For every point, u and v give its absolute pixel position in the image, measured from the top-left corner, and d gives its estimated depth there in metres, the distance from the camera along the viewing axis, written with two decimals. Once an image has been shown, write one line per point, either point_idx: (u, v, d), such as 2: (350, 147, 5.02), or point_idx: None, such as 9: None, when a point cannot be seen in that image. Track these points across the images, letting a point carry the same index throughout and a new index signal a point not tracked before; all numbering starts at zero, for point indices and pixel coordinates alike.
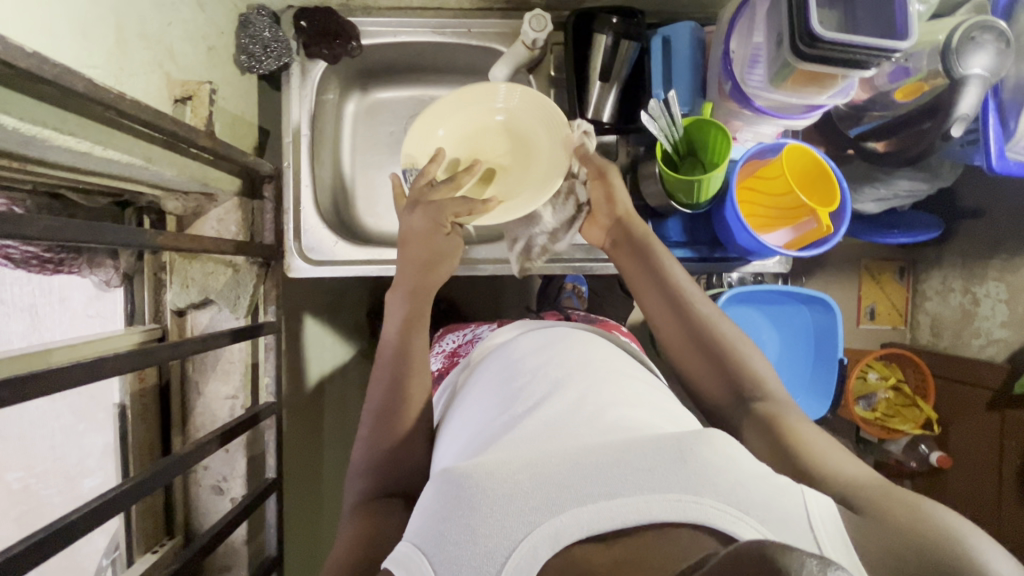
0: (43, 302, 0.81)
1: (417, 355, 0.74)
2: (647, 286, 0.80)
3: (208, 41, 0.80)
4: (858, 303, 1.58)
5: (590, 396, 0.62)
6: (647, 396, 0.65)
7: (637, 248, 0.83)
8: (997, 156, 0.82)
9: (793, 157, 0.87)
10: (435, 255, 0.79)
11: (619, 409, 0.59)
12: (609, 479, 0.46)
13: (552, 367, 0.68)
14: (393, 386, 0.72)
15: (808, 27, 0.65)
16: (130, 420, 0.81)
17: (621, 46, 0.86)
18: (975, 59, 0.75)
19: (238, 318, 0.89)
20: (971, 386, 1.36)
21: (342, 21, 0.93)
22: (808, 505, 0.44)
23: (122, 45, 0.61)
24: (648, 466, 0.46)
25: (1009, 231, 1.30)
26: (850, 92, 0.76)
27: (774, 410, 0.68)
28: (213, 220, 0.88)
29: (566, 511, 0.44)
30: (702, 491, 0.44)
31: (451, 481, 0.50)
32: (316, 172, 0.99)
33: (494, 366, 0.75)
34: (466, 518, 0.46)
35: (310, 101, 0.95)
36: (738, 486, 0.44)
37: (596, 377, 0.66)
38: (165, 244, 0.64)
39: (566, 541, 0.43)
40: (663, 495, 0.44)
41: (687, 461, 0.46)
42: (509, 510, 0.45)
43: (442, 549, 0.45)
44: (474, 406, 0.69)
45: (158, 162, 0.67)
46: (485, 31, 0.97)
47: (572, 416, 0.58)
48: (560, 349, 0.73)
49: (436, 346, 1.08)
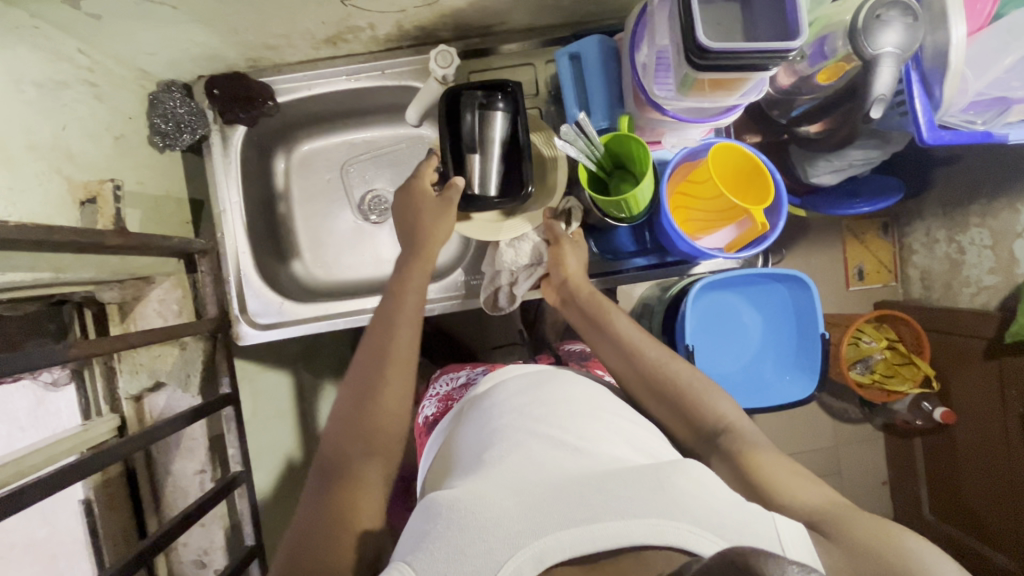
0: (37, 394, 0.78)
1: (397, 342, 0.74)
2: (600, 343, 0.79)
3: (114, 131, 0.81)
4: (845, 265, 1.52)
5: (575, 436, 0.61)
6: (625, 430, 0.64)
7: (586, 307, 0.82)
8: (927, 128, 0.80)
9: (721, 155, 0.84)
10: (382, 326, 0.76)
11: (603, 447, 0.60)
12: (594, 505, 0.48)
13: (532, 407, 0.67)
14: (368, 380, 0.70)
15: (697, 40, 0.64)
16: (97, 512, 0.82)
17: (487, 117, 0.84)
18: (885, 36, 0.72)
19: (192, 395, 0.91)
20: (965, 337, 1.32)
21: (252, 83, 0.92)
22: (781, 532, 0.49)
23: (8, 164, 0.61)
24: (627, 492, 0.49)
25: (986, 175, 1.26)
26: (762, 88, 0.75)
27: (740, 442, 0.65)
28: (154, 301, 0.89)
29: (549, 533, 0.45)
30: (678, 516, 0.46)
31: (438, 505, 0.51)
32: (255, 234, 0.98)
33: (473, 411, 0.73)
34: (455, 536, 0.46)
35: (235, 167, 0.94)
36: (712, 514, 0.47)
37: (576, 412, 0.66)
38: (80, 353, 0.64)
39: (552, 562, 0.44)
40: (642, 520, 0.46)
41: (665, 488, 0.49)
42: (499, 532, 0.46)
43: (432, 565, 0.45)
44: (452, 455, 0.67)
45: (71, 268, 0.68)
46: (398, 70, 0.95)
47: (554, 453, 0.58)
48: (544, 387, 0.71)
49: (432, 388, 1.01)
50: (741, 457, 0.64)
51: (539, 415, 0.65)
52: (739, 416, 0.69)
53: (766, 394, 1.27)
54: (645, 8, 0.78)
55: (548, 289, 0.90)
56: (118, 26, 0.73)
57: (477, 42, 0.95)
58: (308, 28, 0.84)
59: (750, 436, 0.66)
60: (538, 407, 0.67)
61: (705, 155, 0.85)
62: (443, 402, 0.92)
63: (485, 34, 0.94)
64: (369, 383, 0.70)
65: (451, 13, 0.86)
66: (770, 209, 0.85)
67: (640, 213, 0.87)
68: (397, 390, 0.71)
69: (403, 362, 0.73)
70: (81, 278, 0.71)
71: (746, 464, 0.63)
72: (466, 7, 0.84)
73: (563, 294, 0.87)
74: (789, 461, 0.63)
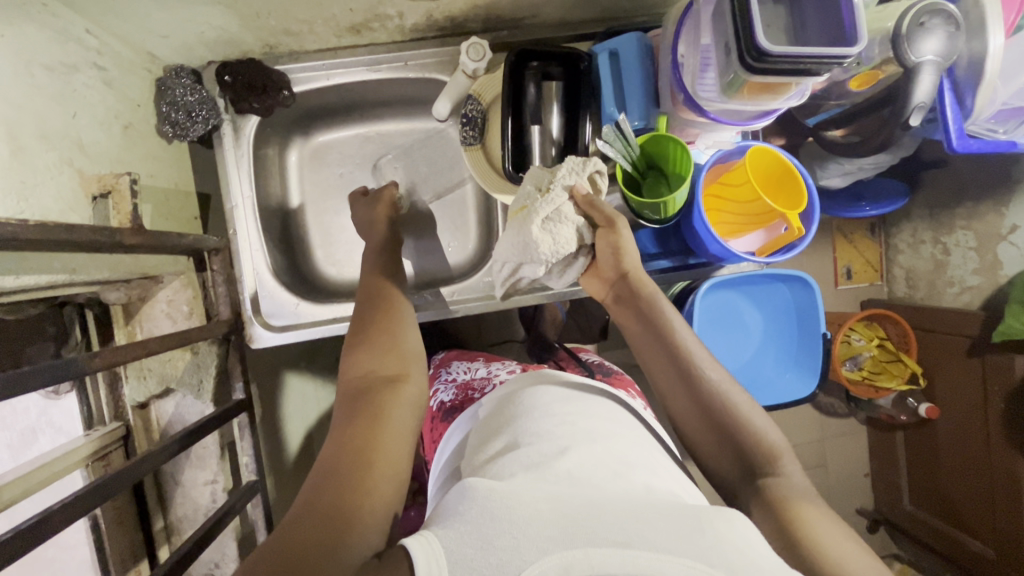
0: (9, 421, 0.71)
1: (394, 292, 0.78)
2: (652, 348, 0.75)
3: (124, 119, 0.75)
4: (834, 265, 1.55)
5: (618, 462, 0.56)
6: (652, 452, 0.62)
7: (642, 305, 0.77)
8: (957, 136, 0.81)
9: (756, 158, 0.84)
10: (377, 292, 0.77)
11: (643, 472, 0.56)
12: (628, 530, 0.45)
13: (576, 416, 0.63)
14: (376, 333, 0.71)
15: (755, 41, 0.63)
16: (104, 528, 0.77)
17: (547, 90, 0.86)
18: (927, 44, 0.72)
19: (204, 402, 0.86)
20: (951, 335, 1.35)
21: (267, 70, 0.86)
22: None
23: (19, 155, 0.55)
24: (665, 530, 0.46)
25: (972, 179, 1.29)
26: (805, 92, 0.74)
27: (788, 490, 0.61)
28: (162, 302, 0.84)
29: (582, 546, 0.44)
30: (714, 563, 0.43)
31: (473, 492, 0.49)
32: (267, 232, 0.94)
33: (502, 405, 0.70)
34: (486, 527, 0.45)
35: (247, 161, 0.89)
36: (754, 569, 0.44)
37: (618, 433, 0.62)
38: (103, 364, 0.58)
39: (578, 574, 0.42)
40: (677, 558, 0.43)
41: (704, 533, 0.46)
42: (529, 531, 0.45)
43: (460, 551, 0.44)
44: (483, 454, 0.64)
45: (84, 270, 0.63)
46: (422, 62, 0.92)
47: (596, 473, 0.54)
48: (583, 398, 0.68)
49: (443, 371, 0.95)
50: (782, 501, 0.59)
51: (580, 419, 0.62)
52: (792, 463, 0.65)
53: (771, 392, 1.29)
54: (689, 7, 0.76)
55: (595, 279, 0.83)
56: (133, 6, 0.67)
57: (506, 36, 0.92)
58: (332, 14, 0.79)
59: (801, 487, 0.61)
60: (582, 417, 0.63)
61: (740, 157, 0.86)
62: (463, 389, 0.87)
63: (514, 27, 0.91)
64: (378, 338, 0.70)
65: (484, 4, 0.83)
66: (802, 215, 0.85)
67: (674, 214, 0.86)
68: (408, 344, 0.72)
69: (405, 319, 0.74)
70: (94, 278, 0.66)
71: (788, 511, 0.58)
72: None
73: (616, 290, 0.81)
74: (833, 518, 0.58)
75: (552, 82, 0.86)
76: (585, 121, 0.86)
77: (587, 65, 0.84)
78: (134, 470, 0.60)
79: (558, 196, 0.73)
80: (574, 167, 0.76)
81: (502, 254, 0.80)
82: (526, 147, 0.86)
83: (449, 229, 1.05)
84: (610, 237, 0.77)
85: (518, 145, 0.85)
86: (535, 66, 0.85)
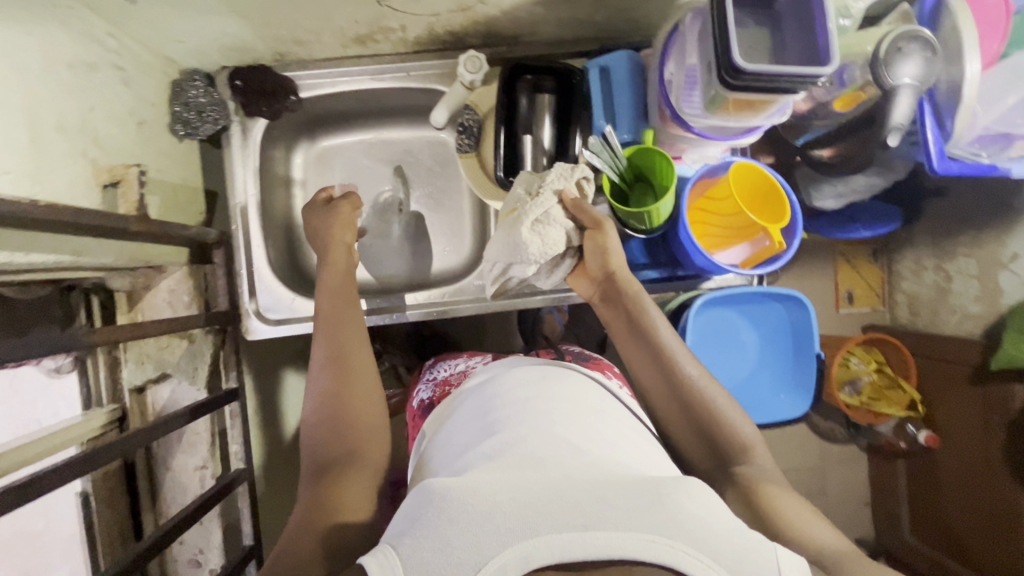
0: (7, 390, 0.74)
1: (351, 319, 0.77)
2: (632, 345, 0.77)
3: (138, 116, 0.80)
4: (834, 288, 1.56)
5: (585, 443, 0.59)
6: (622, 434, 0.64)
7: (625, 305, 0.79)
8: (937, 158, 0.83)
9: (741, 174, 0.87)
10: (336, 320, 0.76)
11: (609, 453, 0.59)
12: (588, 512, 0.46)
13: (543, 406, 0.65)
14: (332, 388, 0.70)
15: (731, 59, 0.66)
16: (94, 504, 0.81)
17: (540, 101, 0.88)
18: (905, 67, 0.75)
19: (198, 388, 0.89)
20: (950, 363, 1.35)
21: (277, 76, 0.91)
22: (780, 559, 0.46)
23: (38, 143, 0.60)
24: (625, 505, 0.47)
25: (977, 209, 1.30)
26: (786, 110, 0.77)
27: (756, 477, 0.67)
28: (164, 291, 0.88)
29: (541, 534, 0.45)
30: (672, 534, 0.45)
31: (432, 493, 0.50)
32: (270, 230, 0.98)
33: (478, 396, 0.72)
34: (443, 527, 0.46)
35: (254, 160, 0.93)
36: (711, 536, 0.46)
37: (587, 418, 0.64)
38: (100, 340, 0.61)
39: (538, 564, 0.44)
40: (636, 533, 0.45)
41: (663, 504, 0.48)
42: (489, 527, 0.46)
43: (419, 555, 0.45)
44: (458, 440, 0.66)
45: (91, 253, 0.67)
46: (424, 73, 0.96)
47: (561, 457, 0.56)
48: (554, 387, 0.70)
49: (428, 374, 1.00)
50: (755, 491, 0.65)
51: (546, 409, 0.64)
52: (763, 451, 0.70)
53: (762, 411, 1.29)
54: (678, 26, 0.80)
55: (582, 279, 0.84)
56: (152, 12, 0.72)
57: (504, 51, 0.96)
58: (340, 26, 0.84)
59: (770, 474, 0.67)
60: (550, 406, 0.65)
61: (725, 173, 0.88)
62: (443, 386, 0.91)
63: (512, 43, 0.96)
64: (341, 378, 0.71)
65: (483, 21, 0.87)
66: (785, 231, 0.87)
67: (659, 224, 0.89)
68: (366, 392, 0.71)
69: (366, 355, 0.75)
70: (100, 262, 0.70)
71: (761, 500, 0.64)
72: (499, 16, 0.86)
73: (602, 288, 0.82)
74: (800, 500, 0.65)
75: (546, 94, 0.89)
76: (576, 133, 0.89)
77: (578, 79, 0.88)
78: (122, 445, 0.64)
79: (546, 199, 0.77)
80: (563, 172, 0.79)
81: (495, 254, 0.83)
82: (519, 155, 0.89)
83: (446, 236, 1.08)
84: (598, 237, 0.79)
85: (510, 153, 0.89)
86: (529, 79, 0.88)
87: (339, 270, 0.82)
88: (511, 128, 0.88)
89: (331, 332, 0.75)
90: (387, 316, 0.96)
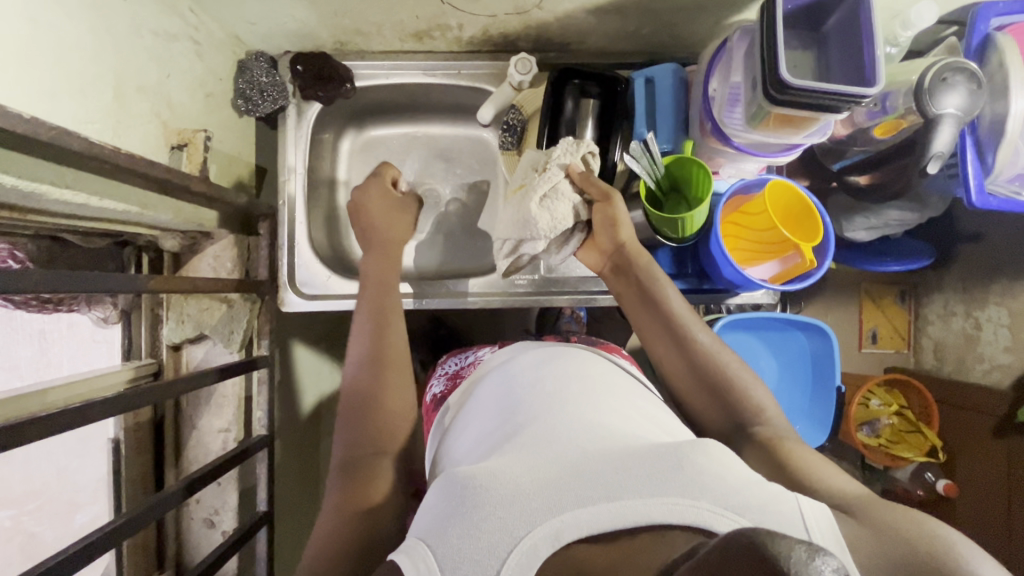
0: (53, 328, 0.80)
1: (391, 312, 0.81)
2: (645, 317, 0.80)
3: (206, 89, 0.85)
4: (858, 326, 1.49)
5: (592, 411, 0.61)
6: (642, 407, 0.66)
7: (637, 279, 0.81)
8: (976, 192, 0.83)
9: (776, 192, 0.88)
10: (384, 310, 0.80)
11: (620, 420, 0.60)
12: (611, 484, 0.48)
13: (549, 382, 0.67)
14: (371, 385, 0.72)
15: (778, 75, 0.68)
16: (124, 453, 0.84)
17: (585, 106, 0.92)
18: (949, 98, 0.76)
19: (232, 351, 0.92)
20: (975, 413, 1.27)
21: (335, 64, 0.96)
22: (804, 510, 0.47)
23: (120, 99, 0.65)
24: (645, 472, 0.49)
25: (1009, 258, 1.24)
26: (827, 131, 0.79)
27: (775, 435, 0.67)
28: (209, 257, 0.91)
29: (566, 511, 0.47)
30: (695, 495, 0.47)
31: (455, 483, 0.52)
32: (312, 209, 1.01)
33: (495, 375, 0.75)
34: (470, 514, 0.48)
35: (305, 141, 0.98)
36: (729, 492, 0.47)
37: (594, 389, 0.66)
38: (157, 287, 0.65)
39: (568, 539, 0.46)
40: (659, 499, 0.46)
41: (683, 468, 0.49)
42: (514, 509, 0.47)
43: (446, 542, 0.46)
44: (478, 415, 0.69)
45: (154, 207, 0.71)
46: (474, 72, 1.00)
47: (567, 426, 0.58)
48: (561, 364, 0.71)
49: (441, 367, 1.02)
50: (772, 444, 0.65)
51: (552, 385, 0.66)
52: (778, 412, 0.71)
53: None
54: (725, 44, 0.83)
55: (592, 251, 0.87)
56: None
57: (553, 57, 0.99)
58: (400, 20, 0.88)
59: (785, 430, 0.68)
60: (556, 380, 0.67)
61: (760, 189, 0.89)
62: (453, 378, 0.92)
63: (561, 50, 0.99)
64: (383, 368, 0.74)
65: (536, 25, 0.91)
66: (817, 249, 0.88)
67: (691, 235, 0.90)
68: (398, 395, 0.72)
69: (405, 348, 0.78)
70: (159, 218, 0.73)
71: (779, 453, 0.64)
72: (553, 22, 0.90)
73: (613, 261, 0.85)
74: None
75: (590, 99, 0.92)
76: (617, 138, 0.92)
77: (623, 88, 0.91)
78: (160, 390, 0.67)
79: (554, 174, 0.81)
80: (567, 147, 0.83)
81: (506, 230, 0.87)
82: None
83: (478, 231, 1.11)
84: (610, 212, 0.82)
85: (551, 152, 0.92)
86: (576, 84, 0.92)
87: (387, 256, 0.87)
88: (554, 129, 0.92)
89: (379, 323, 0.79)
90: (413, 303, 0.99)
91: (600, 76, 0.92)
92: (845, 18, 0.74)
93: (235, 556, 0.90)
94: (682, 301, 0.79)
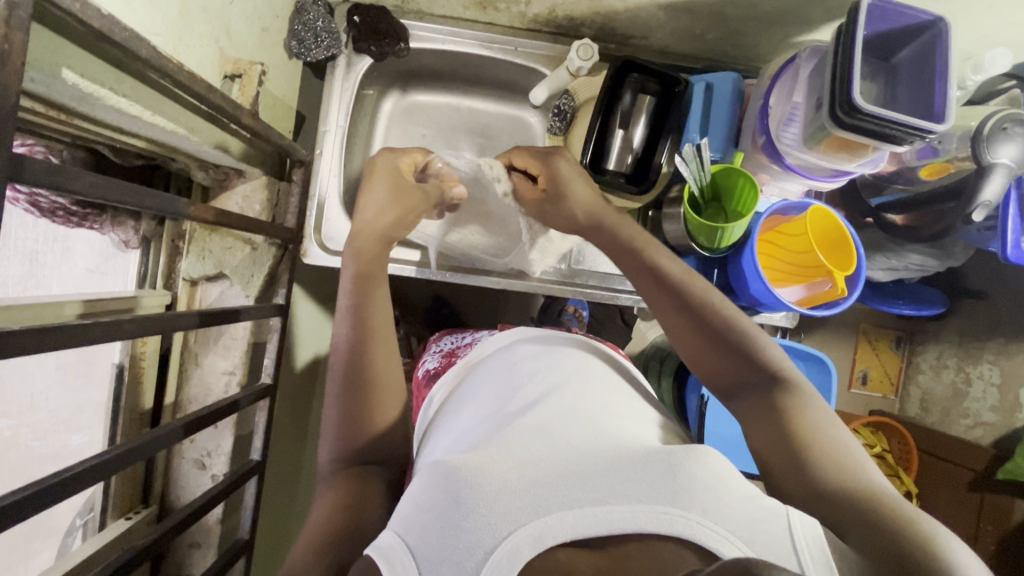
0: (46, 251, 0.75)
1: (375, 289, 0.73)
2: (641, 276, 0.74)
3: (263, 23, 0.83)
4: (851, 366, 1.48)
5: (583, 407, 0.59)
6: (643, 413, 0.64)
7: (627, 245, 0.77)
8: (1012, 245, 0.84)
9: (816, 217, 0.88)
10: (368, 278, 0.73)
11: (613, 420, 0.59)
12: (601, 488, 0.47)
13: (544, 374, 0.65)
14: (350, 354, 0.67)
15: (848, 96, 0.68)
16: (125, 379, 0.83)
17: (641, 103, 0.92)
18: (1006, 149, 0.77)
19: (248, 297, 0.90)
20: (953, 465, 1.27)
21: (395, 20, 0.93)
22: (793, 526, 0.45)
23: (183, 16, 0.63)
24: (636, 477, 0.48)
25: (1010, 316, 1.24)
26: (879, 163, 0.79)
27: (792, 395, 0.61)
28: (239, 196, 0.88)
29: (551, 513, 0.45)
30: (686, 506, 0.45)
31: (444, 472, 0.50)
32: (345, 164, 0.99)
33: (501, 359, 0.72)
34: (454, 511, 0.46)
35: (351, 93, 0.95)
36: (723, 506, 0.46)
37: (587, 386, 0.63)
38: (194, 215, 0.62)
39: (549, 544, 0.44)
40: (649, 507, 0.45)
41: (675, 476, 0.48)
42: (498, 508, 0.46)
43: (428, 542, 0.45)
44: (482, 393, 0.66)
45: (199, 132, 0.68)
46: (531, 51, 0.98)
47: (563, 421, 0.57)
48: (553, 358, 0.69)
49: (435, 345, 1.01)
50: (783, 407, 0.60)
51: (546, 377, 0.65)
52: (799, 375, 0.64)
53: None
54: (792, 60, 0.82)
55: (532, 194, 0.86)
56: None
57: (612, 49, 0.98)
58: None
59: (804, 391, 0.61)
60: (549, 374, 0.65)
61: (799, 213, 0.89)
62: (450, 355, 0.91)
63: (622, 43, 0.98)
64: (365, 338, 0.68)
65: (604, 13, 0.90)
66: (847, 279, 0.88)
67: (724, 247, 0.90)
68: (385, 366, 0.68)
69: (381, 323, 0.71)
70: (200, 147, 0.71)
71: (787, 418, 0.58)
72: (621, 12, 0.89)
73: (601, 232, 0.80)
74: None
75: (649, 98, 0.93)
76: (668, 138, 0.91)
77: (683, 90, 0.90)
78: (185, 319, 0.64)
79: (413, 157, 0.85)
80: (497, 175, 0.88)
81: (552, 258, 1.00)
82: (608, 150, 0.94)
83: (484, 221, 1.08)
84: (551, 204, 0.84)
85: (599, 143, 0.93)
86: (635, 78, 0.91)
87: (372, 234, 0.76)
88: (607, 120, 0.92)
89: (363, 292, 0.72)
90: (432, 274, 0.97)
91: (666, 74, 0.91)
92: (919, 52, 0.74)
93: (221, 502, 0.88)
94: (683, 266, 0.74)
